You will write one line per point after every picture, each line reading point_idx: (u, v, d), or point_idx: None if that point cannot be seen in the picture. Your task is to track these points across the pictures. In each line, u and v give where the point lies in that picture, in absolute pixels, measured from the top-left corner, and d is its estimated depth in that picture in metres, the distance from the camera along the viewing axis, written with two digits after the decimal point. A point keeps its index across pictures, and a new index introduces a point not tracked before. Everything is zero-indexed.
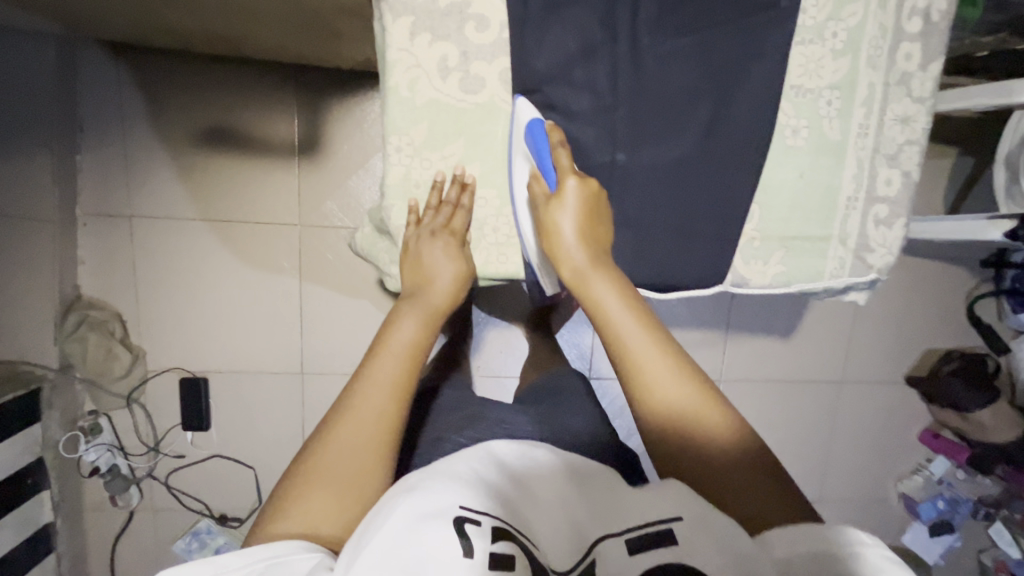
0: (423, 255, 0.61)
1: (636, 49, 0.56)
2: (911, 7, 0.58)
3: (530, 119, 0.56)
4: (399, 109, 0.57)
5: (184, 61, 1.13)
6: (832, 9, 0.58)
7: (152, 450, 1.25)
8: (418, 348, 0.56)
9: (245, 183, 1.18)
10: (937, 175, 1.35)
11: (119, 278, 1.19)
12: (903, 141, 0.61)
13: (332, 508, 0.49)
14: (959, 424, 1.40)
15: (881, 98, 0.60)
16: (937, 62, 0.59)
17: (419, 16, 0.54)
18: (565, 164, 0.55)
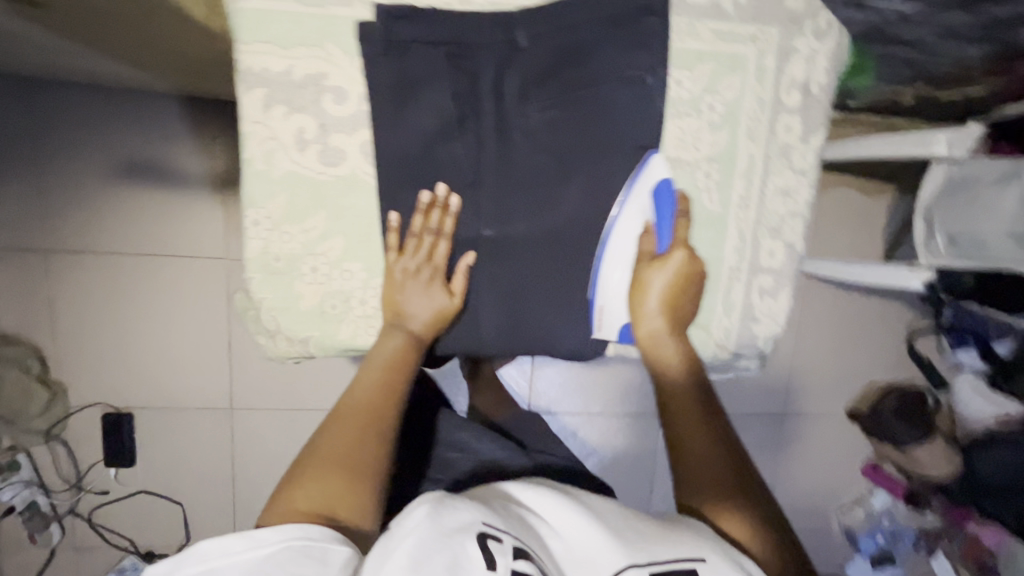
0: (403, 292, 0.59)
1: (504, 124, 0.57)
2: (788, 83, 0.58)
3: (660, 178, 0.58)
4: (256, 182, 0.56)
5: (103, 93, 1.10)
6: (707, 81, 0.57)
7: (74, 486, 1.22)
8: (404, 355, 0.59)
9: (169, 216, 1.16)
10: (873, 213, 1.36)
11: (38, 312, 1.16)
12: (785, 213, 0.62)
13: (337, 494, 0.50)
14: (897, 458, 1.40)
15: (762, 170, 0.60)
16: (815, 136, 0.60)
17: (274, 88, 0.55)
18: (681, 235, 0.59)
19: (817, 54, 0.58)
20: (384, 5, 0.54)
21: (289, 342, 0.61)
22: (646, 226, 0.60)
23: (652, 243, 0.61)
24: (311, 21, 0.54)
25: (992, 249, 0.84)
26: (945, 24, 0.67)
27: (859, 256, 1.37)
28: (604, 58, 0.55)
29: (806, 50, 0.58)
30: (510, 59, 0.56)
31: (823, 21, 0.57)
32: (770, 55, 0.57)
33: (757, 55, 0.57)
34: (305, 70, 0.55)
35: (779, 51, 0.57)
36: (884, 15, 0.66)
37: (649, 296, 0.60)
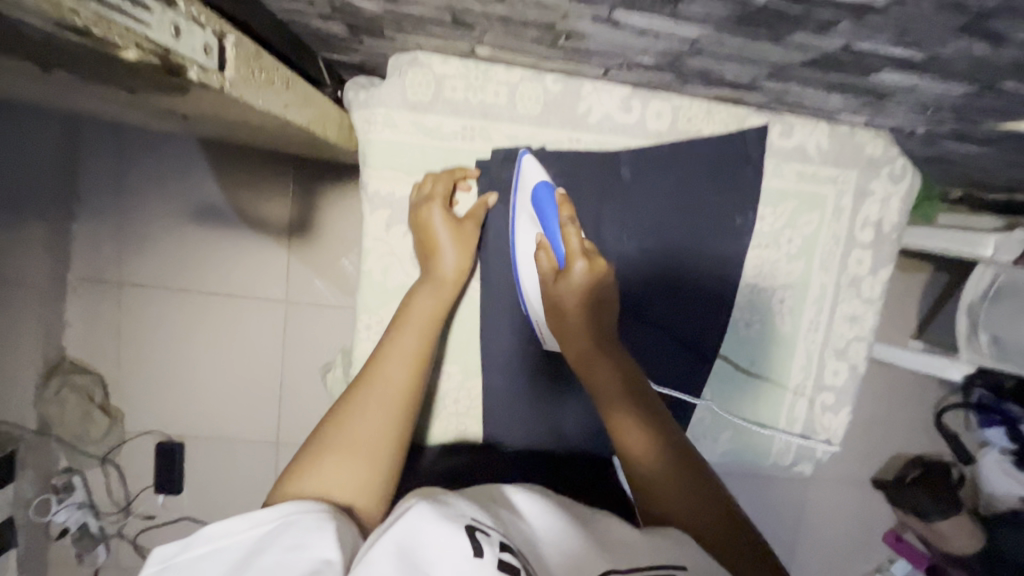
0: (433, 228, 0.62)
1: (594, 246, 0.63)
2: (863, 221, 0.64)
3: (537, 182, 0.61)
4: (371, 291, 0.65)
5: (182, 143, 1.16)
6: (788, 218, 0.64)
7: (123, 510, 1.26)
8: (433, 319, 0.60)
9: (232, 258, 1.21)
10: (908, 291, 1.39)
11: (103, 343, 1.22)
12: (851, 337, 0.67)
13: (351, 475, 0.49)
14: (920, 528, 1.42)
15: (832, 300, 0.66)
16: (884, 270, 0.65)
17: (395, 210, 0.65)
18: (575, 244, 0.57)
19: (891, 196, 0.64)
20: (504, 149, 0.64)
21: None
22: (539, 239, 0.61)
23: (550, 256, 0.60)
24: (435, 153, 0.64)
25: None
26: (1008, 163, 0.70)
27: (892, 330, 1.40)
28: (694, 212, 0.63)
29: (881, 193, 0.64)
30: (605, 192, 0.62)
31: (900, 167, 0.63)
32: (847, 197, 0.63)
33: (835, 197, 0.63)
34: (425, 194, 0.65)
35: (856, 193, 0.63)
36: (953, 154, 0.69)
37: (559, 298, 0.59)
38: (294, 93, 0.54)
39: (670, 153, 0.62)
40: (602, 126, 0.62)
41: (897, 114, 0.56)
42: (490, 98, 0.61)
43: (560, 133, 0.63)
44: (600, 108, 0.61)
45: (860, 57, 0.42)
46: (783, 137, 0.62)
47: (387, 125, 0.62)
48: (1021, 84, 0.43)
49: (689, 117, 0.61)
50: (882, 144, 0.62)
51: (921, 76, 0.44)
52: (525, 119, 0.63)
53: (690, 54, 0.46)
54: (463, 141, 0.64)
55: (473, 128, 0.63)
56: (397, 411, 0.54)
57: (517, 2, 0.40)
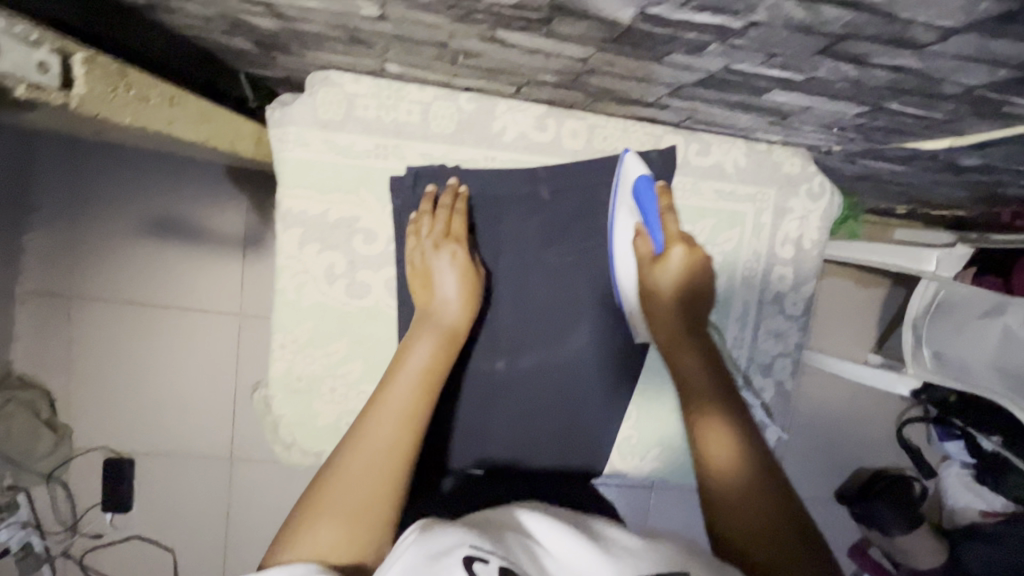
0: (432, 268, 0.60)
1: (518, 261, 0.66)
2: (784, 238, 0.66)
3: (637, 175, 0.62)
4: (285, 310, 0.62)
5: (137, 155, 1.16)
6: (708, 234, 0.66)
7: (69, 528, 1.23)
8: (428, 375, 0.55)
9: (187, 270, 1.20)
10: (867, 305, 1.40)
11: (53, 356, 1.20)
12: (776, 353, 0.68)
13: (343, 539, 0.46)
14: (883, 544, 1.40)
15: (755, 315, 0.67)
16: (808, 286, 0.67)
17: (309, 228, 0.61)
18: (674, 231, 0.63)
19: (811, 214, 0.66)
20: (420, 167, 0.62)
21: (303, 454, 0.63)
22: (637, 228, 0.65)
23: (647, 243, 0.65)
24: (348, 172, 0.61)
25: (974, 374, 0.86)
26: (935, 180, 0.71)
27: (853, 343, 1.40)
28: (602, 233, 0.66)
29: (800, 211, 0.66)
30: (534, 208, 0.65)
31: (818, 185, 0.65)
32: (766, 213, 0.66)
33: (755, 213, 0.66)
34: (340, 214, 0.61)
35: (775, 211, 0.66)
36: (879, 171, 0.69)
37: (661, 284, 0.64)
38: (178, 109, 0.56)
39: (586, 171, 0.64)
40: (517, 144, 0.63)
41: (807, 132, 0.56)
42: (402, 117, 0.61)
43: (476, 151, 0.63)
44: (515, 126, 0.63)
45: (745, 77, 0.42)
46: (700, 155, 0.64)
47: (299, 143, 0.60)
48: (906, 104, 0.43)
49: (604, 136, 0.64)
50: (800, 162, 0.65)
51: (810, 96, 0.44)
52: (437, 137, 0.62)
53: (587, 73, 0.46)
54: (376, 159, 0.62)
55: (386, 147, 0.62)
56: (389, 474, 0.50)
57: (400, 20, 0.40)
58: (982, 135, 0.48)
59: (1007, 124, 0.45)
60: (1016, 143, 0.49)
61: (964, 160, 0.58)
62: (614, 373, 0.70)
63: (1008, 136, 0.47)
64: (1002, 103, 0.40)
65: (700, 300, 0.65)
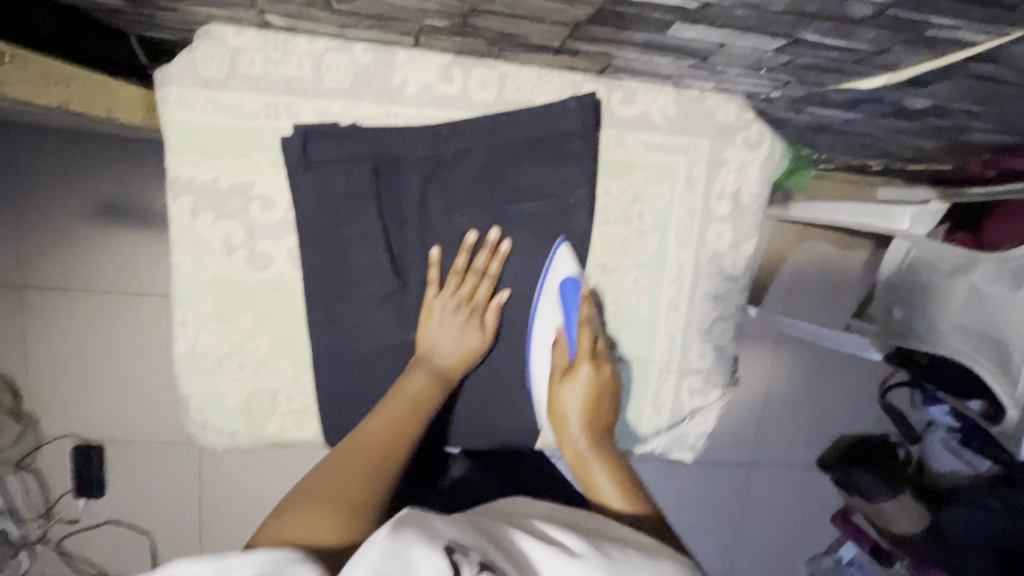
0: (436, 324, 0.67)
1: (434, 221, 0.66)
2: (719, 192, 0.68)
3: (565, 276, 0.65)
4: (186, 284, 0.66)
5: (72, 137, 1.12)
6: (636, 191, 0.67)
7: (44, 515, 1.24)
8: (419, 400, 0.62)
9: (138, 256, 1.17)
10: (846, 268, 1.36)
11: (11, 347, 1.18)
12: (713, 315, 0.71)
13: (323, 523, 0.47)
14: (865, 509, 1.38)
15: (691, 277, 0.70)
16: (745, 244, 0.69)
17: (203, 197, 0.65)
18: (586, 346, 0.66)
19: (747, 167, 0.67)
20: (303, 125, 0.62)
21: (218, 433, 0.70)
22: (557, 333, 0.67)
23: (564, 352, 0.67)
24: (236, 134, 0.63)
25: (941, 335, 0.83)
26: (890, 129, 0.67)
27: (831, 309, 1.37)
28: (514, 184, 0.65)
29: (735, 163, 0.67)
30: (439, 170, 0.65)
31: (756, 133, 0.66)
32: (699, 167, 0.67)
33: (687, 168, 0.67)
34: (234, 179, 0.64)
35: (708, 163, 0.67)
36: (829, 121, 0.65)
37: (564, 398, 0.66)
38: (13, 67, 0.54)
39: (492, 125, 0.63)
40: (420, 99, 0.64)
41: (736, 76, 0.52)
42: (291, 72, 0.61)
43: (375, 107, 0.64)
44: (416, 79, 0.63)
45: (638, 7, 0.38)
46: (624, 104, 0.65)
47: (183, 104, 0.62)
48: (822, 33, 0.40)
49: (517, 86, 0.64)
50: (735, 110, 0.65)
51: (711, 29, 0.41)
52: (333, 93, 0.63)
53: (473, 12, 0.43)
54: (265, 118, 0.63)
55: (277, 106, 0.63)
56: (371, 467, 0.55)
57: None
58: (916, 68, 0.44)
59: (936, 53, 0.41)
60: (954, 78, 0.45)
61: (911, 103, 0.53)
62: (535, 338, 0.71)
63: (945, 68, 0.43)
64: (920, 25, 0.37)
65: (603, 418, 0.66)
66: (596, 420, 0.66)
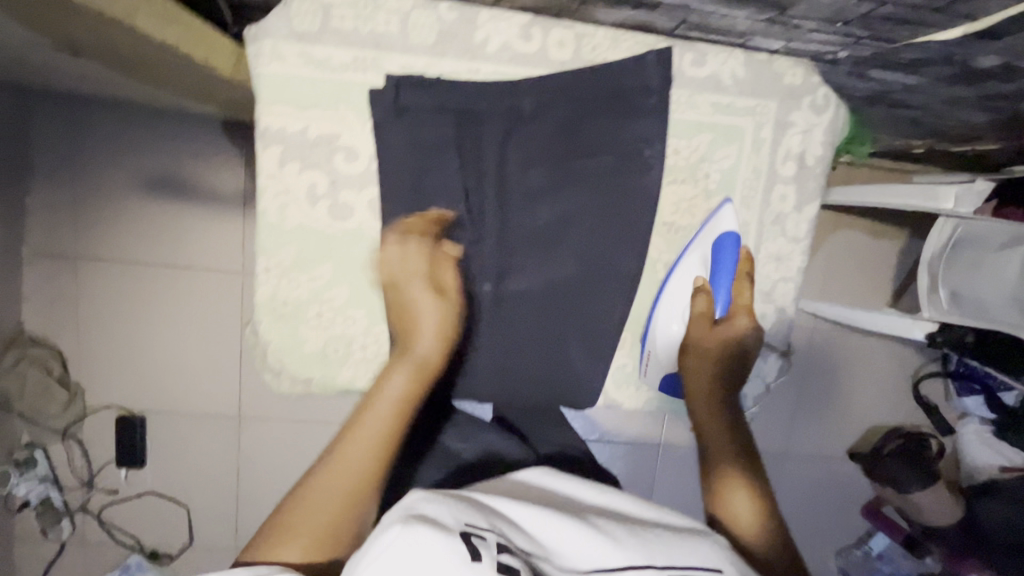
0: (414, 300, 0.65)
1: (506, 174, 0.69)
2: (785, 154, 0.71)
3: (663, 218, 0.71)
4: (270, 234, 0.69)
5: (131, 112, 1.16)
6: (704, 151, 0.70)
7: (86, 484, 1.27)
8: (403, 403, 0.59)
9: (186, 230, 1.20)
10: (882, 256, 1.36)
11: (62, 315, 1.21)
12: (776, 277, 0.74)
13: (306, 547, 0.51)
14: (896, 500, 1.37)
15: (755, 236, 0.72)
16: (808, 206, 0.72)
17: (290, 149, 0.67)
18: (709, 300, 0.69)
19: (813, 131, 0.70)
20: (396, 76, 0.66)
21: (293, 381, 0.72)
22: (701, 282, 0.72)
23: (708, 302, 0.72)
24: (330, 86, 0.67)
25: (990, 310, 0.85)
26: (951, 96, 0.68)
27: (867, 296, 1.37)
28: (585, 140, 0.68)
29: (802, 126, 0.70)
30: (513, 126, 0.68)
31: (821, 97, 0.69)
32: (766, 129, 0.70)
33: (754, 130, 0.70)
34: (320, 131, 0.68)
35: (775, 125, 0.70)
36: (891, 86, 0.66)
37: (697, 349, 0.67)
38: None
39: (575, 80, 0.67)
40: (501, 56, 0.67)
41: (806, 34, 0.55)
42: (380, 27, 0.65)
43: (458, 64, 0.67)
44: (499, 37, 0.67)
45: None
46: (695, 65, 0.67)
47: (275, 58, 0.65)
48: None
49: (593, 46, 0.66)
50: (802, 74, 0.68)
51: None
52: (418, 49, 0.67)
53: None
54: (355, 72, 0.67)
55: (365, 59, 0.67)
56: (359, 484, 0.54)
57: None
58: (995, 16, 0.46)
59: None
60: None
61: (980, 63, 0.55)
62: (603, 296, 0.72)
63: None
64: None
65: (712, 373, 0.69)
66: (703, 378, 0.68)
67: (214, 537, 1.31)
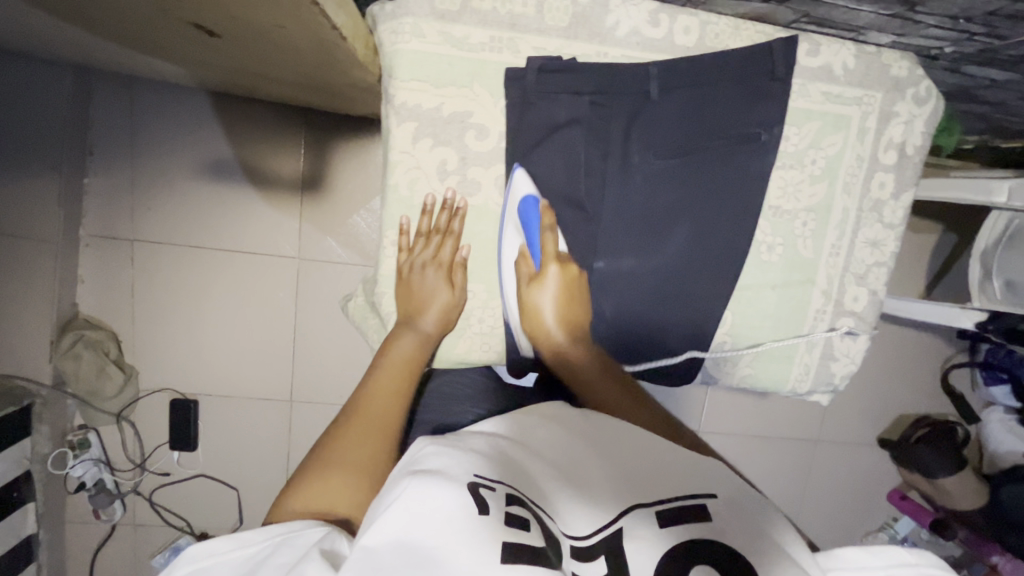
0: (416, 282, 0.73)
1: (625, 158, 0.72)
2: (887, 143, 0.74)
3: (525, 194, 0.71)
4: (398, 206, 0.73)
5: (194, 95, 1.16)
6: (814, 138, 0.73)
7: (138, 466, 1.28)
8: (413, 360, 0.69)
9: (245, 214, 1.21)
10: (923, 249, 1.39)
11: (120, 297, 1.22)
12: (871, 262, 0.78)
13: (348, 493, 0.54)
14: (926, 487, 1.42)
15: (854, 223, 0.76)
16: (905, 194, 0.76)
17: (423, 123, 0.71)
18: (551, 249, 0.71)
19: (914, 121, 0.74)
20: (536, 57, 0.70)
21: None
22: (522, 250, 0.74)
23: (530, 265, 0.73)
24: (465, 64, 0.70)
25: None
26: None
27: (906, 288, 1.40)
28: (708, 121, 0.71)
29: (904, 117, 0.73)
30: (638, 110, 0.71)
31: (924, 89, 0.73)
32: (871, 119, 0.73)
33: (860, 118, 0.73)
34: (453, 110, 0.71)
35: (881, 114, 0.73)
36: None
37: (540, 302, 0.71)
38: None
39: (696, 66, 0.70)
40: (630, 40, 0.71)
41: None
42: (518, 9, 0.69)
43: (589, 46, 0.71)
44: (628, 22, 0.70)
45: None
46: (810, 54, 0.71)
47: (417, 37, 0.68)
48: None
49: (716, 32, 0.70)
50: (908, 66, 0.72)
51: None
52: (552, 31, 0.71)
53: None
54: (490, 51, 0.70)
55: (501, 40, 0.70)
56: (387, 431, 0.60)
57: None
58: None
59: None
60: None
61: None
62: (712, 276, 0.74)
63: None
64: None
65: (579, 320, 0.72)
66: (570, 322, 0.71)
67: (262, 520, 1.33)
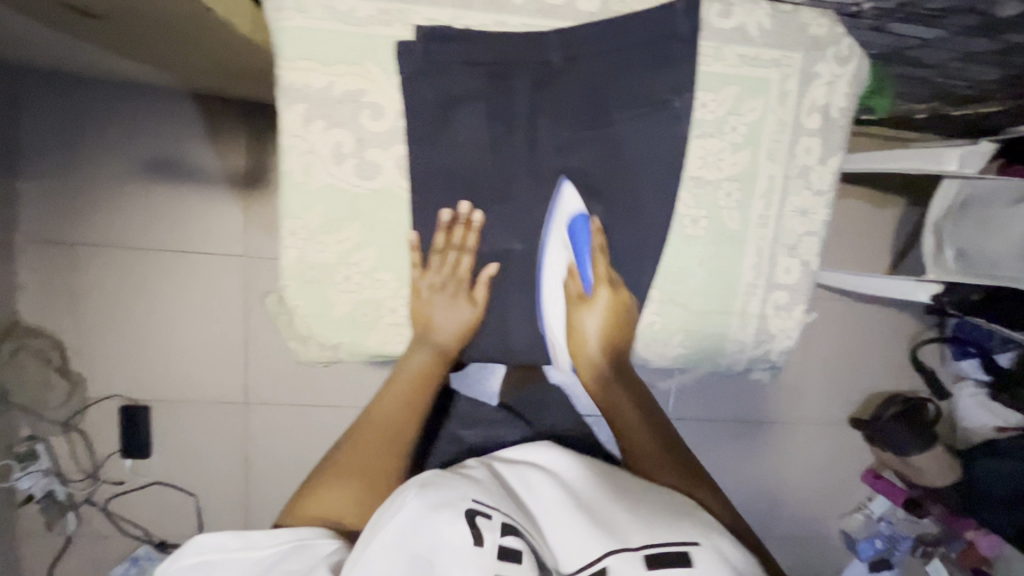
0: (433, 305, 0.75)
1: (535, 131, 0.70)
2: (809, 106, 0.72)
3: (576, 211, 0.72)
4: (295, 194, 0.70)
5: (117, 88, 1.12)
6: (731, 104, 0.71)
7: (90, 476, 1.24)
8: (424, 378, 0.76)
9: (184, 211, 1.17)
10: (883, 223, 1.37)
11: (60, 303, 1.18)
12: (802, 232, 0.76)
13: (347, 499, 0.68)
14: (899, 466, 1.40)
15: (781, 191, 0.74)
16: (833, 158, 0.73)
17: (313, 104, 0.68)
18: (603, 273, 0.74)
19: (838, 82, 0.71)
20: (427, 27, 0.67)
21: (320, 346, 0.76)
22: (569, 266, 0.74)
23: (579, 283, 0.75)
24: (355, 41, 0.67)
25: (998, 264, 0.86)
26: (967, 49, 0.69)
27: (868, 264, 1.38)
28: (615, 90, 0.69)
29: (827, 78, 0.71)
30: (545, 78, 0.68)
31: (846, 48, 0.70)
32: (791, 82, 0.71)
33: (778, 82, 0.71)
34: (345, 88, 0.68)
35: (801, 77, 0.71)
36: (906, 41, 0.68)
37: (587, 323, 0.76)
38: None
39: (600, 32, 0.67)
40: (530, 7, 0.67)
41: None
42: None
43: (485, 15, 0.67)
44: None
45: None
46: (721, 17, 0.68)
47: (299, 12, 0.65)
48: None
49: None
50: (826, 25, 0.69)
51: None
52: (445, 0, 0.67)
53: None
54: (379, 24, 0.67)
55: (390, 12, 0.67)
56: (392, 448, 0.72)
57: None
58: None
59: None
60: None
61: None
62: (633, 249, 0.74)
63: None
64: None
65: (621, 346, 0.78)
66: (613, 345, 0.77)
67: (224, 526, 1.29)
